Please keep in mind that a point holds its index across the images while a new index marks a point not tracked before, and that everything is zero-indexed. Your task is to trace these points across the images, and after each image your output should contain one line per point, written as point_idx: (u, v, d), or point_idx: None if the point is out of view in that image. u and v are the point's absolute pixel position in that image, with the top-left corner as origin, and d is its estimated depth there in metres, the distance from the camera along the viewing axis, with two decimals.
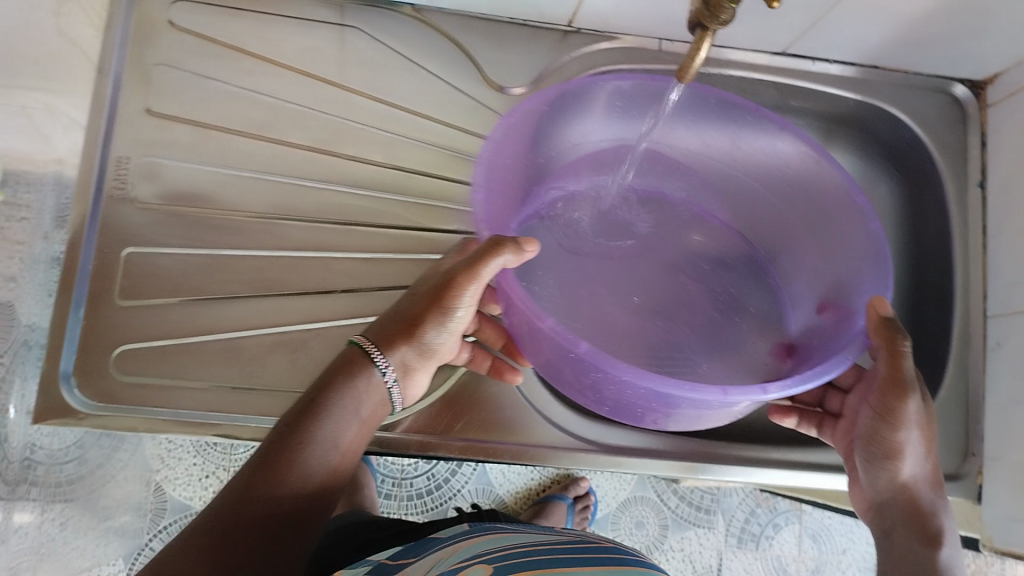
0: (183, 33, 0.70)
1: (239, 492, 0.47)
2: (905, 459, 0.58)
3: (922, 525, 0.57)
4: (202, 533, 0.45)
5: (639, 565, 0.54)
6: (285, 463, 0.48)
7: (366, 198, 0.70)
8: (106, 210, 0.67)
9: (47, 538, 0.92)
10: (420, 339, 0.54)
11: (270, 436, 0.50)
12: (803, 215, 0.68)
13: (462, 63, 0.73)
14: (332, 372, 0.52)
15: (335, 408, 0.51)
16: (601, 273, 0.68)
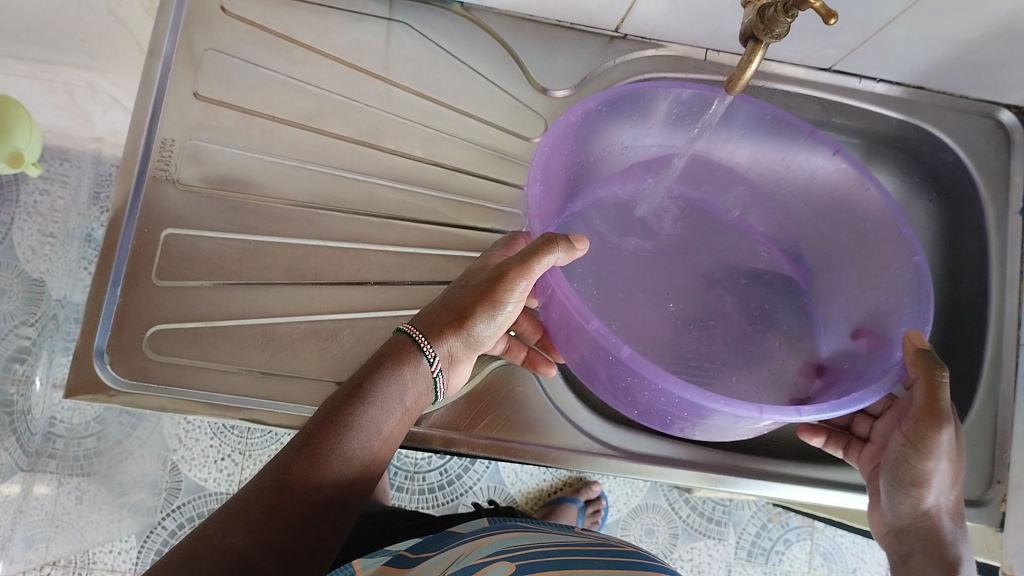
0: (234, 20, 0.71)
1: (281, 471, 0.47)
2: (930, 488, 0.57)
3: (939, 554, 0.58)
4: (244, 508, 0.45)
5: (659, 571, 0.54)
6: (327, 448, 0.48)
7: (404, 192, 0.71)
8: (148, 191, 0.67)
9: (62, 511, 0.96)
10: (468, 331, 0.55)
11: (313, 419, 0.50)
12: (846, 239, 0.68)
13: (507, 63, 0.73)
14: (380, 358, 0.53)
15: (378, 397, 0.51)
16: (640, 278, 0.68)
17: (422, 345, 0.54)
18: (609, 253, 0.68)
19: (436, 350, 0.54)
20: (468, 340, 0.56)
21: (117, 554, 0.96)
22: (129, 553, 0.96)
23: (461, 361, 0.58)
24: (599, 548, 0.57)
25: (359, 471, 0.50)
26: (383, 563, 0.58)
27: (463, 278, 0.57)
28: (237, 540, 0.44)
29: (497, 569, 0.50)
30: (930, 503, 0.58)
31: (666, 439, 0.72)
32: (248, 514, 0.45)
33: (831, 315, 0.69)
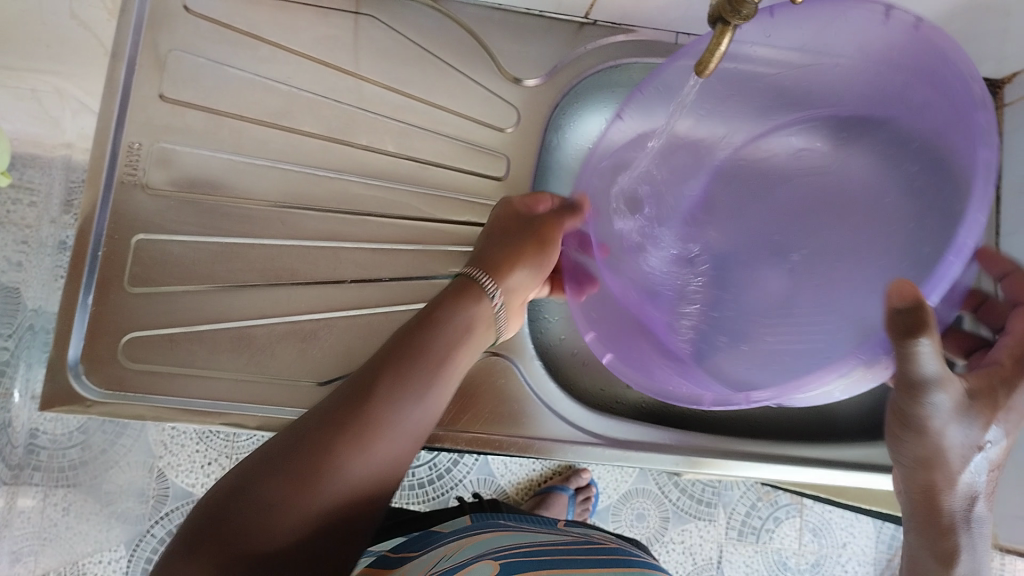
0: (198, 18, 0.69)
1: (364, 390, 0.50)
2: (929, 469, 0.54)
3: (944, 540, 0.54)
4: (333, 417, 0.48)
5: (642, 565, 0.55)
6: (408, 373, 0.50)
7: (378, 189, 0.70)
8: (117, 197, 0.66)
9: (49, 524, 0.95)
10: (522, 270, 0.60)
11: (394, 340, 0.53)
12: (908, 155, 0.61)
13: (480, 55, 0.72)
14: (444, 296, 0.56)
15: (454, 322, 0.54)
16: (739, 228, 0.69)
17: (487, 289, 0.57)
18: (685, 245, 0.68)
19: (499, 294, 0.58)
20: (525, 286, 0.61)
21: (108, 564, 0.96)
22: (119, 563, 0.96)
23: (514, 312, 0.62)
24: (583, 545, 0.57)
25: (443, 393, 0.53)
26: (367, 567, 0.58)
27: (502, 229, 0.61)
28: (328, 449, 0.47)
29: (480, 570, 0.49)
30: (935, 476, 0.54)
31: (649, 425, 0.72)
32: (340, 424, 0.48)
33: (909, 238, 0.58)
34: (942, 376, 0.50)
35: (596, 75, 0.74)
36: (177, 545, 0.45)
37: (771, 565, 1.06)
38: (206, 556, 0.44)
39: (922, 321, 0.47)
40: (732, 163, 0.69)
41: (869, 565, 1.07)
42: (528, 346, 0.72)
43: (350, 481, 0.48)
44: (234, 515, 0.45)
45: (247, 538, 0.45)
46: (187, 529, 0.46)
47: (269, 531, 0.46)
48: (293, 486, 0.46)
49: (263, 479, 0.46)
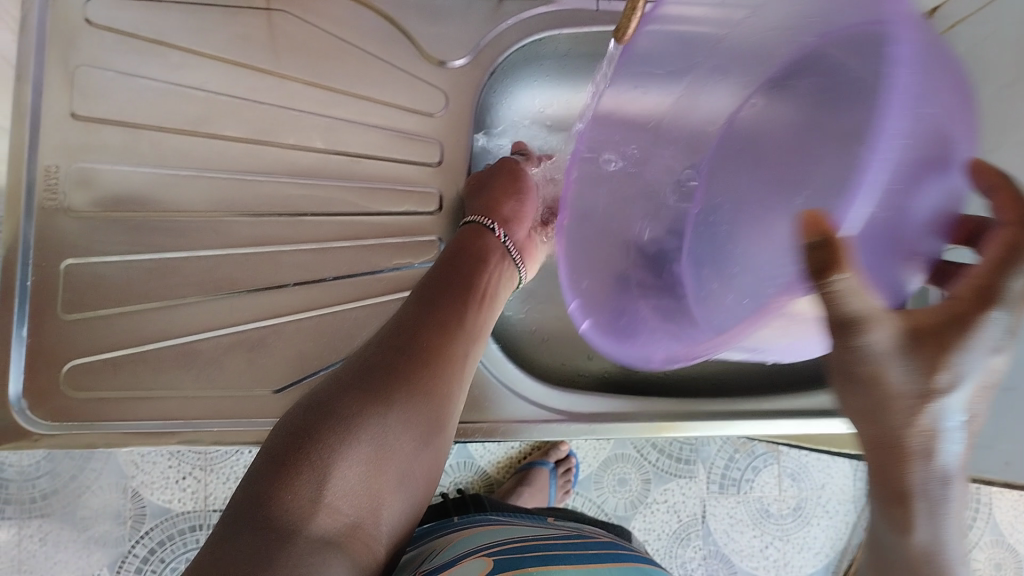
0: (103, 31, 0.67)
1: (414, 323, 0.55)
2: (871, 407, 0.40)
3: (897, 509, 0.40)
4: (396, 346, 0.54)
5: (635, 560, 0.56)
6: (450, 301, 0.57)
7: (312, 187, 0.69)
8: (40, 224, 0.64)
9: (27, 556, 0.92)
10: (514, 206, 0.66)
11: (430, 279, 0.59)
12: (935, 77, 0.41)
13: (400, 41, 0.71)
14: (461, 240, 0.63)
15: (479, 256, 0.62)
16: (745, 186, 0.53)
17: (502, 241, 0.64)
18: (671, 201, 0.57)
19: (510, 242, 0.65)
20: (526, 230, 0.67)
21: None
22: None
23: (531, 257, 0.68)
24: (573, 540, 0.58)
25: (484, 324, 0.60)
26: None
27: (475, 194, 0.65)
28: (396, 370, 0.53)
29: (472, 566, 0.49)
30: (881, 436, 0.40)
31: (613, 396, 0.73)
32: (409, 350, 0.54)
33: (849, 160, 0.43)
34: (869, 312, 0.38)
35: (517, 53, 0.73)
36: (266, 473, 0.48)
37: (754, 513, 1.07)
38: (302, 474, 0.47)
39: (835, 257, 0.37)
40: (743, 130, 0.55)
41: (849, 503, 1.08)
42: None
43: (423, 400, 0.53)
44: (320, 436, 0.49)
45: (338, 453, 0.49)
46: (270, 458, 0.49)
47: (355, 446, 0.49)
48: (376, 404, 0.51)
49: (342, 401, 0.50)
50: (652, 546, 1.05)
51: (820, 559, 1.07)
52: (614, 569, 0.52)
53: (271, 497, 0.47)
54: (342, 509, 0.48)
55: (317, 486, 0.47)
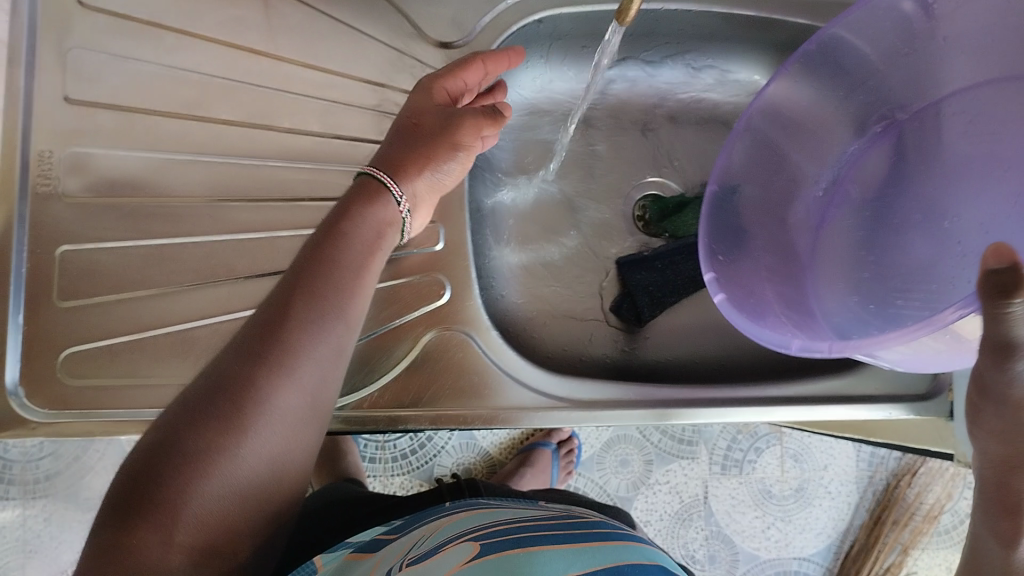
0: (95, 13, 0.65)
1: (275, 312, 0.50)
2: None
3: (1006, 521, 0.46)
4: (249, 348, 0.49)
5: (624, 538, 0.55)
6: (317, 288, 0.52)
7: (309, 171, 0.68)
8: (35, 210, 0.63)
9: (32, 535, 0.92)
10: (429, 170, 0.61)
11: (296, 266, 0.54)
12: (1008, 101, 0.57)
13: (397, 22, 0.69)
14: (352, 199, 0.57)
15: (368, 237, 0.56)
16: (874, 241, 0.63)
17: (393, 195, 0.58)
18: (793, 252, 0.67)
19: (402, 191, 0.59)
20: (432, 183, 0.62)
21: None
22: None
23: (422, 208, 0.64)
24: (565, 521, 0.57)
25: (354, 305, 0.54)
26: (348, 553, 0.57)
27: (416, 115, 0.61)
28: (251, 380, 0.47)
29: (460, 550, 0.49)
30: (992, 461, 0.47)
31: (614, 384, 0.72)
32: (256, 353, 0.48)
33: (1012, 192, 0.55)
34: None
35: (520, 30, 0.71)
36: (108, 521, 0.44)
37: (756, 494, 1.06)
38: (149, 520, 0.44)
39: (1022, 283, 0.37)
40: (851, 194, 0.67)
41: (853, 484, 1.07)
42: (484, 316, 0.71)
43: (275, 409, 0.48)
44: (166, 473, 0.45)
45: (192, 487, 0.45)
46: (116, 501, 0.45)
47: (210, 475, 0.45)
48: (227, 420, 0.46)
49: (190, 427, 0.46)
50: (654, 527, 1.04)
51: (822, 540, 1.07)
52: (605, 546, 0.52)
53: (118, 549, 0.43)
54: (198, 539, 0.45)
55: (168, 528, 0.44)
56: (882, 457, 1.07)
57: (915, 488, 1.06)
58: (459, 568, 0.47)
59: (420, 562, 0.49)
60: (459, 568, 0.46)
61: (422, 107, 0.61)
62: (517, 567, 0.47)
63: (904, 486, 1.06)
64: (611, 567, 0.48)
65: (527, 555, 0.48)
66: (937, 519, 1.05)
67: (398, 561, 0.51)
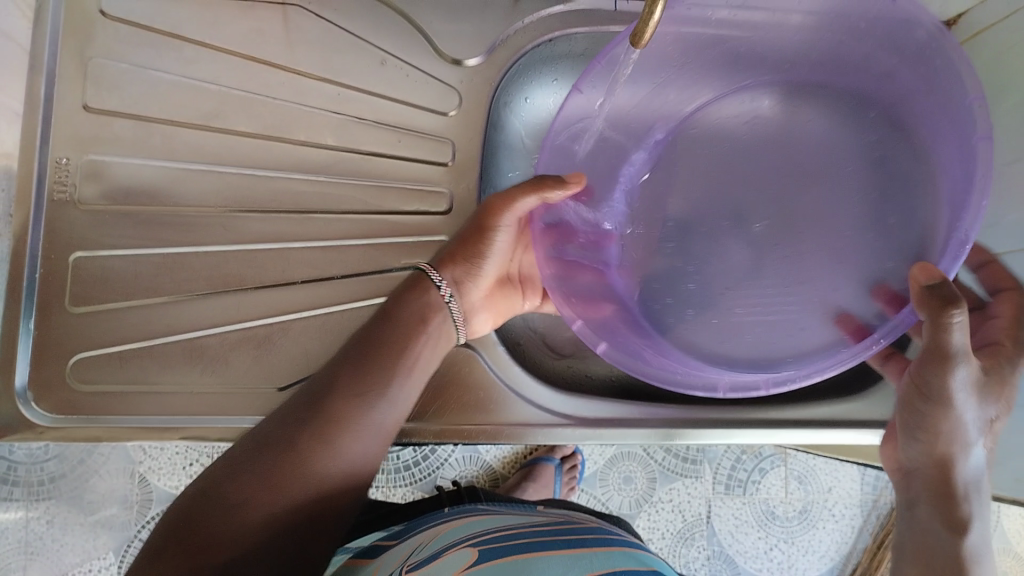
0: (116, 23, 0.66)
1: (329, 382, 0.54)
2: (946, 434, 0.53)
3: (948, 507, 0.54)
4: (297, 414, 0.52)
5: (624, 545, 0.55)
6: (366, 362, 0.55)
7: (322, 184, 0.68)
8: (50, 216, 0.64)
9: (34, 537, 0.91)
10: (472, 264, 0.62)
11: (352, 340, 0.57)
12: (938, 89, 0.51)
13: (414, 38, 0.70)
14: (403, 289, 0.60)
15: (418, 317, 0.58)
16: (732, 227, 0.62)
17: (434, 281, 0.60)
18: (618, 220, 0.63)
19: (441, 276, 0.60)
20: (475, 277, 0.63)
21: (97, 572, 0.93)
22: (110, 570, 0.93)
23: (476, 308, 0.64)
24: (563, 527, 0.57)
25: (405, 381, 0.57)
26: (349, 559, 0.57)
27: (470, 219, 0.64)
28: (292, 444, 0.51)
29: (460, 557, 0.49)
30: (930, 466, 0.54)
31: (619, 401, 0.72)
32: (304, 418, 0.52)
33: (940, 196, 0.50)
34: (960, 347, 0.49)
35: (537, 49, 0.72)
36: (146, 557, 0.48)
37: (760, 516, 1.06)
38: (179, 558, 0.47)
39: (954, 293, 0.46)
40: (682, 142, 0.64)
41: (857, 507, 1.07)
42: (492, 333, 0.71)
43: (315, 474, 0.51)
44: (204, 521, 0.48)
45: (223, 538, 0.48)
46: (157, 542, 0.48)
47: (241, 527, 0.48)
48: (260, 477, 0.49)
49: (231, 479, 0.50)
50: (656, 545, 1.04)
51: (825, 562, 1.06)
52: (601, 552, 0.52)
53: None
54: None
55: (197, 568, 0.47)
56: (887, 481, 1.06)
57: None
58: (459, 573, 0.47)
59: (421, 567, 0.49)
60: (460, 573, 0.46)
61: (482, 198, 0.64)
62: (516, 571, 0.47)
63: None
64: (608, 571, 0.48)
65: (527, 560, 0.48)
66: None
67: (398, 566, 0.51)
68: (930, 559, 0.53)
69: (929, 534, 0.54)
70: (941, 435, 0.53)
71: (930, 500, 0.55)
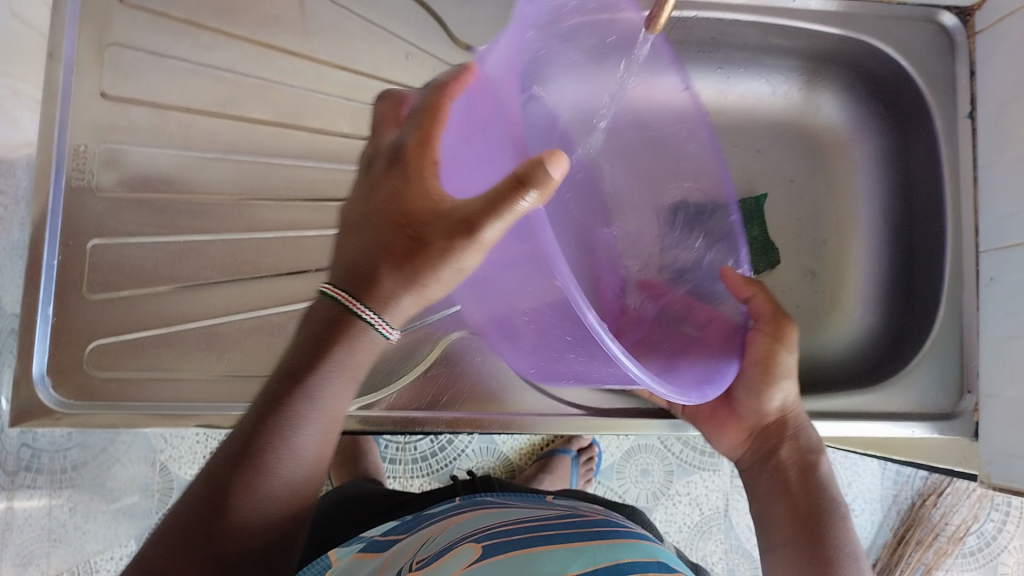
0: (133, 9, 0.66)
1: (220, 482, 0.43)
2: (786, 382, 0.58)
3: (796, 441, 0.59)
4: (191, 524, 0.43)
5: (631, 538, 0.54)
6: (258, 448, 0.44)
7: (336, 171, 0.68)
8: (67, 202, 0.64)
9: (56, 525, 0.86)
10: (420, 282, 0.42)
11: (251, 420, 0.45)
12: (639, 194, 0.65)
13: (428, 25, 0.70)
14: (317, 333, 0.45)
15: (341, 376, 0.45)
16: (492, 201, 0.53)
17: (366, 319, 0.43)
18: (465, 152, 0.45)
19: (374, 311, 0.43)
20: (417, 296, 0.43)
21: (119, 560, 0.89)
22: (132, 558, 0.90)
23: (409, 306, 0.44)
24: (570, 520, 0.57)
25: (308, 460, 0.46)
26: (358, 551, 0.57)
27: (404, 215, 0.42)
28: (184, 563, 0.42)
29: (463, 553, 0.49)
30: (772, 412, 0.59)
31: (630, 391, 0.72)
32: (200, 529, 0.43)
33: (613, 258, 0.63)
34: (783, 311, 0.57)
35: None
36: None
37: None
38: None
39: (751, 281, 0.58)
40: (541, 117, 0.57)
41: None
42: None
43: None
44: None
45: None
46: None
47: None
48: None
49: None
50: (673, 538, 1.03)
51: None
52: (605, 545, 0.51)
53: None
54: None
55: None
56: (909, 476, 0.98)
57: (940, 509, 0.97)
58: (465, 569, 0.47)
59: (425, 564, 0.49)
60: (464, 571, 0.47)
61: (388, 183, 0.43)
62: (521, 568, 0.47)
63: (930, 506, 0.97)
64: (611, 566, 0.48)
65: (532, 555, 0.48)
66: (962, 542, 0.97)
67: (406, 562, 0.51)
68: (810, 495, 0.56)
69: (788, 469, 0.58)
70: (777, 382, 0.58)
71: (788, 442, 0.59)
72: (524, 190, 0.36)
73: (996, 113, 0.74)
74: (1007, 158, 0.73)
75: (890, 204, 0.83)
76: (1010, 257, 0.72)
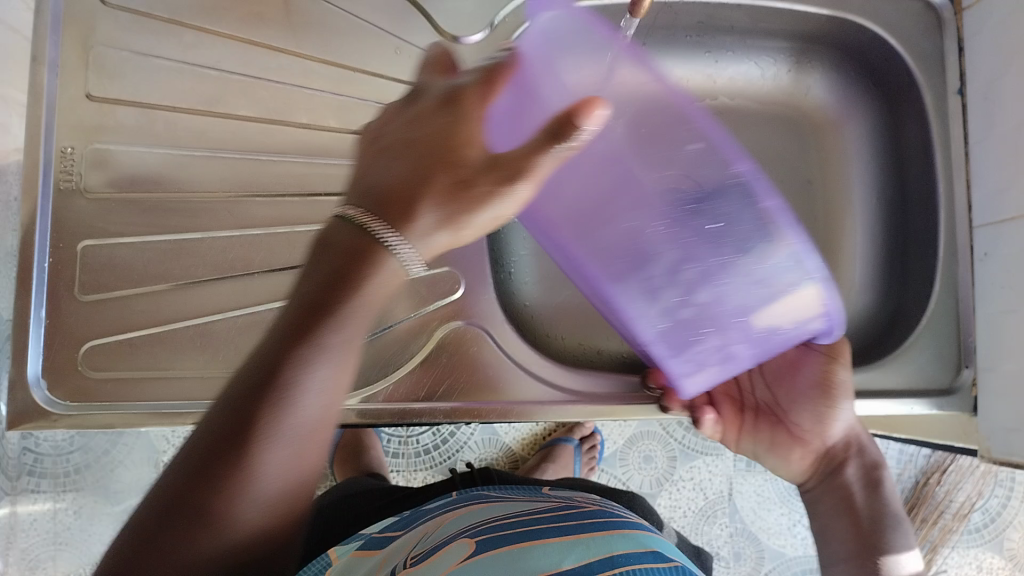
0: (116, 10, 0.66)
1: (237, 407, 0.41)
2: (845, 402, 0.62)
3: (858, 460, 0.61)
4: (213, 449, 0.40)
5: (626, 528, 0.54)
6: (278, 379, 0.41)
7: (325, 165, 0.68)
8: (56, 205, 0.64)
9: (62, 528, 0.87)
10: (456, 219, 0.46)
11: (269, 346, 0.43)
12: None
13: (413, 17, 0.70)
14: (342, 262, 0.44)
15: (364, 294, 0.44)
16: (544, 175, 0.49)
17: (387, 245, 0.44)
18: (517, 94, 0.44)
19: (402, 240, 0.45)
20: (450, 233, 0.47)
21: None
22: None
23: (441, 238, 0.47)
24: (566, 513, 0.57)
25: (334, 390, 0.44)
26: (355, 549, 0.57)
27: (445, 147, 0.45)
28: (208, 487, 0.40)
29: (457, 550, 0.49)
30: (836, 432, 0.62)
31: (619, 376, 0.73)
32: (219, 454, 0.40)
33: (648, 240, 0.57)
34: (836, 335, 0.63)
35: None
36: None
37: (783, 492, 1.05)
38: None
39: None
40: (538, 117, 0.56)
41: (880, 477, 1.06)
42: (499, 312, 0.70)
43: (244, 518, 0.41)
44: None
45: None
46: None
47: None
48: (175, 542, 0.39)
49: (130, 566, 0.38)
50: (678, 523, 1.03)
51: None
52: (598, 537, 0.51)
53: None
54: None
55: None
56: (912, 454, 0.98)
57: (944, 487, 0.98)
58: (456, 567, 0.47)
59: (420, 561, 0.49)
60: (456, 567, 0.46)
61: (439, 116, 0.46)
62: (514, 561, 0.47)
63: (933, 484, 0.97)
64: (604, 558, 0.48)
65: (525, 549, 0.48)
66: (968, 518, 0.97)
67: (402, 558, 0.51)
68: (867, 490, 0.60)
69: (853, 487, 0.60)
70: (838, 401, 0.61)
71: (854, 462, 0.61)
72: (562, 137, 0.40)
73: (986, 88, 0.73)
74: (999, 133, 0.72)
75: (883, 182, 0.83)
76: (1003, 232, 0.72)
